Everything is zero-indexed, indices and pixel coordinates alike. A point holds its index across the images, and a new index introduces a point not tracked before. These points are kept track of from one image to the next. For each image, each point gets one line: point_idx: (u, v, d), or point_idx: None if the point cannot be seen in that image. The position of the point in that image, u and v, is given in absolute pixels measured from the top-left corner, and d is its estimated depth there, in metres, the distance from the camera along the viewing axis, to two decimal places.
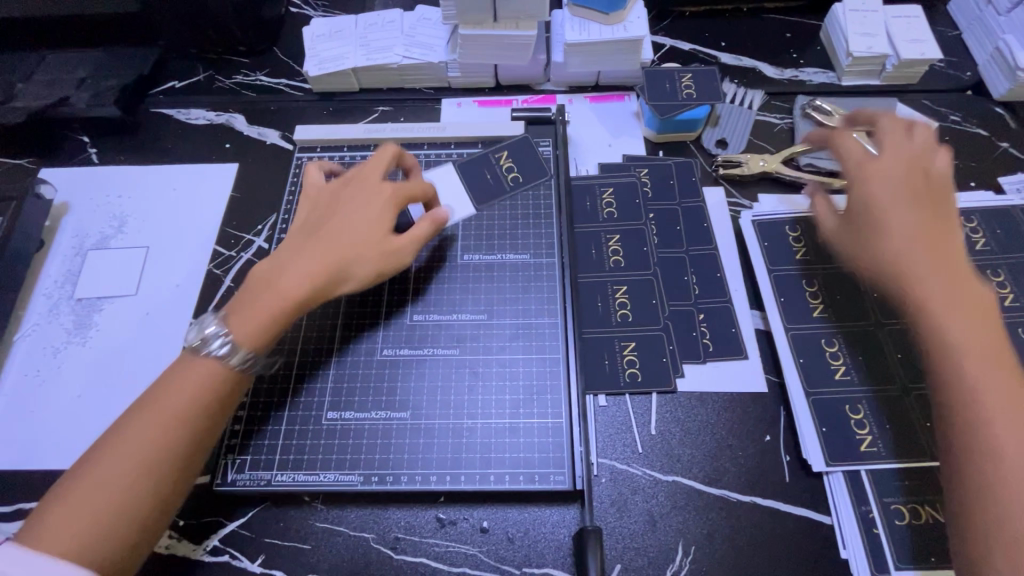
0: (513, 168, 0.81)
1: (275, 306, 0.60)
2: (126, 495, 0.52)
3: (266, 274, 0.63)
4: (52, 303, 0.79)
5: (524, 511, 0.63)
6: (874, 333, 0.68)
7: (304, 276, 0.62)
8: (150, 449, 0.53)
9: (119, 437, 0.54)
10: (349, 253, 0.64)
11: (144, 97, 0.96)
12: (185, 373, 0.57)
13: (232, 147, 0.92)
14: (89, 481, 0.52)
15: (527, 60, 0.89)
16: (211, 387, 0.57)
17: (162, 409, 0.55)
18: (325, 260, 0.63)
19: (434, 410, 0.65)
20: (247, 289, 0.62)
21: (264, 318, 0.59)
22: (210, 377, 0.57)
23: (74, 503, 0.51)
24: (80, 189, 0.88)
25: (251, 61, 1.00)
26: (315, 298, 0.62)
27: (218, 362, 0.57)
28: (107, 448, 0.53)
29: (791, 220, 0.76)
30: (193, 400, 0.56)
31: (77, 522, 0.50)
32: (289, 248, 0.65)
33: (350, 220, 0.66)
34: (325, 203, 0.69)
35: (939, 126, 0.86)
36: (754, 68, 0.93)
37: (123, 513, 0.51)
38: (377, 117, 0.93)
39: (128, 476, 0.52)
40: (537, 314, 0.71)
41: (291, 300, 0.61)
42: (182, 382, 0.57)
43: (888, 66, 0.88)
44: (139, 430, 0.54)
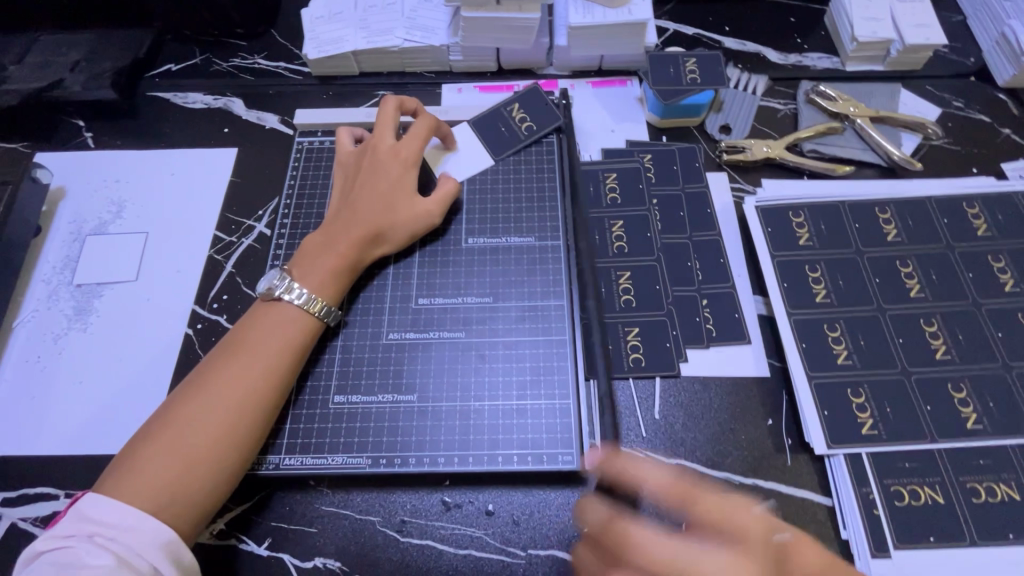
0: (527, 118, 0.83)
1: (335, 260, 0.67)
2: (209, 451, 0.56)
3: (322, 236, 0.69)
4: (51, 289, 0.79)
5: (528, 495, 0.63)
6: (877, 318, 0.69)
7: (357, 233, 0.69)
8: (230, 409, 0.58)
9: (197, 396, 0.58)
10: (391, 213, 0.71)
11: (139, 81, 0.95)
12: (258, 338, 0.62)
13: (230, 131, 0.90)
14: (172, 435, 0.56)
15: (529, 44, 0.88)
16: (285, 351, 0.62)
17: (240, 370, 0.60)
18: (370, 219, 0.69)
19: (441, 393, 0.66)
20: (304, 248, 0.69)
21: (327, 273, 0.67)
22: (283, 343, 0.62)
23: (160, 454, 0.55)
24: (77, 174, 0.87)
25: (248, 43, 0.99)
26: (362, 254, 0.69)
27: (295, 324, 0.64)
28: (186, 406, 0.57)
29: (794, 206, 0.76)
30: (269, 363, 0.61)
31: (162, 472, 0.54)
32: (335, 212, 0.71)
33: (389, 181, 0.72)
34: (358, 164, 0.74)
35: (942, 112, 0.86)
36: (758, 53, 0.93)
37: (206, 468, 0.56)
38: (377, 101, 0.92)
39: (212, 432, 0.57)
40: (543, 297, 0.71)
41: (346, 258, 0.68)
42: (263, 329, 0.63)
43: (893, 51, 0.88)
44: (219, 390, 0.58)
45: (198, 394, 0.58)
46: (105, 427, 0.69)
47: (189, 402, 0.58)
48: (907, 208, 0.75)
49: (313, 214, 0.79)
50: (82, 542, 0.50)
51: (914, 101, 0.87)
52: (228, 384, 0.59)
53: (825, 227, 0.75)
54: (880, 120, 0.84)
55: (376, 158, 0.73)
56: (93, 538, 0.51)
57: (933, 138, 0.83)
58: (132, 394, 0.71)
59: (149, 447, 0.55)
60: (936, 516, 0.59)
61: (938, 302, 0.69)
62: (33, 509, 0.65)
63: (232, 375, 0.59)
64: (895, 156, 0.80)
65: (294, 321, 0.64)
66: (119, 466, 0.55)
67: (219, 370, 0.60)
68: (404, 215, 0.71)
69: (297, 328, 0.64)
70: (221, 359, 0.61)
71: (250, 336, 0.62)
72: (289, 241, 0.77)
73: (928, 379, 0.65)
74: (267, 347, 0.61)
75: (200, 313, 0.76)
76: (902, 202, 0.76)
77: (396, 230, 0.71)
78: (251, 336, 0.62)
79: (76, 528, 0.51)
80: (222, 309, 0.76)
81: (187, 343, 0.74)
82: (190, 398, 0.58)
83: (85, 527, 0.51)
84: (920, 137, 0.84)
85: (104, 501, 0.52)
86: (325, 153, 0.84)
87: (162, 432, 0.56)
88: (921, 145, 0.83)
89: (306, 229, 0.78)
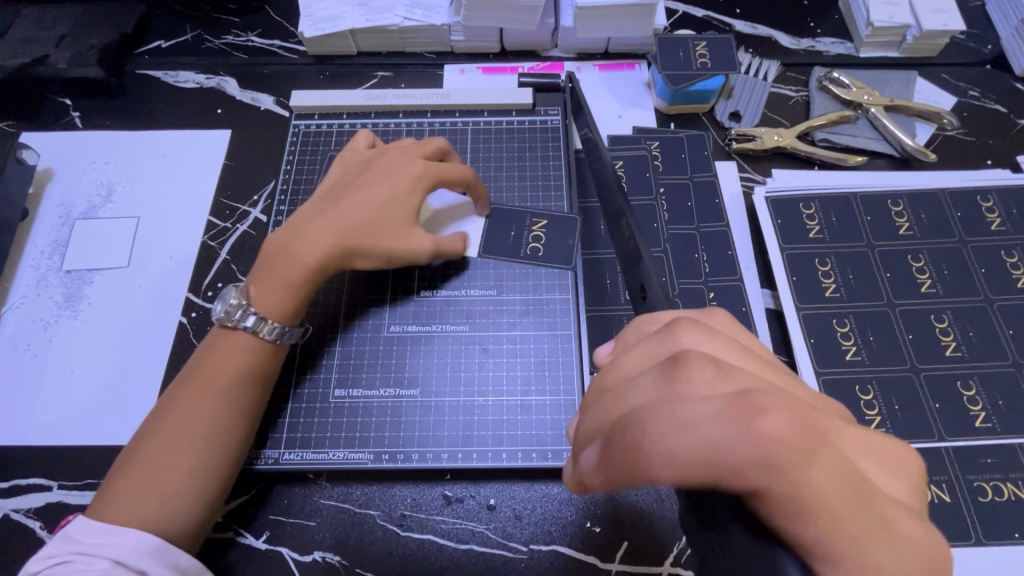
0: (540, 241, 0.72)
1: (292, 273, 0.61)
2: (184, 475, 0.53)
3: (285, 242, 0.63)
4: (39, 275, 0.76)
5: (530, 489, 0.63)
6: (887, 314, 0.67)
7: (322, 252, 0.61)
8: (196, 435, 0.54)
9: (164, 424, 0.55)
10: (362, 237, 0.63)
11: (128, 58, 0.91)
12: (219, 363, 0.58)
13: (223, 112, 0.87)
14: (143, 466, 0.53)
15: (534, 24, 0.84)
16: (247, 374, 0.58)
17: (202, 395, 0.56)
18: (339, 238, 0.62)
19: (444, 387, 0.64)
20: (266, 255, 0.63)
21: (285, 293, 0.60)
22: (242, 366, 0.58)
23: (133, 484, 0.52)
24: (64, 155, 0.84)
25: (241, 20, 0.95)
26: (325, 272, 0.62)
27: (250, 350, 0.59)
28: (154, 436, 0.54)
29: (805, 198, 0.74)
30: (233, 385, 0.57)
31: (139, 500, 0.51)
32: (302, 220, 0.64)
33: (370, 188, 0.65)
34: (362, 167, 0.68)
35: (957, 101, 0.84)
36: (770, 37, 0.90)
37: (184, 492, 0.53)
38: (376, 83, 0.88)
39: (172, 461, 0.53)
40: (548, 289, 0.69)
41: (304, 279, 0.61)
42: (217, 355, 0.58)
43: (909, 36, 0.85)
44: (182, 417, 0.55)
45: (165, 423, 0.55)
46: (98, 418, 0.68)
47: (156, 432, 0.54)
48: (920, 201, 0.74)
49: (309, 200, 0.77)
50: (72, 560, 0.48)
51: (929, 90, 0.85)
52: (185, 412, 0.55)
53: (837, 220, 0.73)
54: (894, 109, 0.82)
55: (368, 177, 0.66)
56: (83, 555, 0.48)
57: (948, 128, 0.81)
58: (125, 385, 0.70)
59: (123, 476, 0.53)
60: (942, 515, 0.58)
61: (949, 299, 0.68)
62: (25, 500, 0.64)
63: (195, 399, 0.56)
64: (909, 146, 0.78)
65: (250, 347, 0.59)
66: (98, 494, 0.53)
67: (183, 396, 0.56)
68: (376, 241, 0.63)
69: (257, 351, 0.59)
70: (185, 385, 0.57)
71: (208, 361, 0.58)
72: None
73: (938, 376, 0.64)
74: (227, 371, 0.57)
75: (194, 302, 0.74)
76: (915, 195, 0.74)
77: (364, 256, 0.63)
78: (210, 359, 0.58)
79: (65, 547, 0.49)
80: (217, 297, 0.74)
81: (181, 332, 0.73)
82: (157, 428, 0.55)
83: (73, 546, 0.49)
84: (934, 128, 0.81)
85: (90, 526, 0.50)
86: (322, 137, 0.81)
87: (133, 461, 0.53)
88: (935, 135, 0.81)
89: None
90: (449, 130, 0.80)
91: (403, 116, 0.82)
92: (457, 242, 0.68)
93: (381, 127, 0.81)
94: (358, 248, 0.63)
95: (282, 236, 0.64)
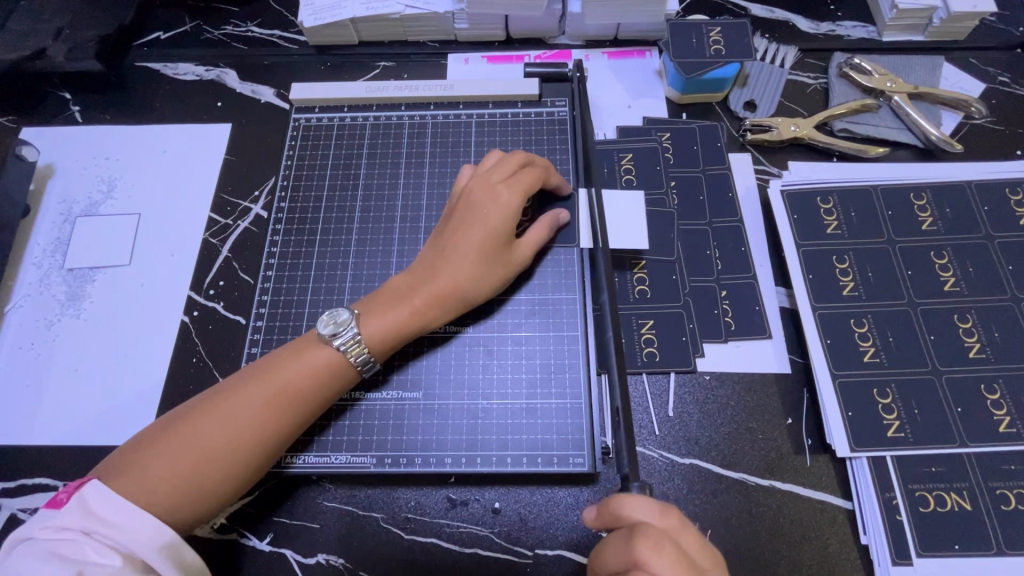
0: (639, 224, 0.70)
1: (408, 325, 0.61)
2: (209, 474, 0.53)
3: (406, 280, 0.63)
4: (42, 273, 0.76)
5: (536, 492, 0.61)
6: (907, 314, 0.65)
7: (433, 290, 0.61)
8: (238, 441, 0.54)
9: (210, 417, 0.54)
10: (476, 263, 0.62)
11: (126, 50, 0.90)
12: (293, 371, 0.57)
13: (223, 106, 0.86)
14: (176, 447, 0.53)
15: (541, 11, 0.81)
16: (314, 395, 0.58)
17: (257, 401, 0.55)
18: (434, 288, 0.62)
19: (448, 390, 0.63)
20: (382, 291, 0.63)
21: (392, 327, 0.60)
22: (315, 384, 0.58)
23: (162, 466, 0.52)
24: (64, 150, 0.83)
25: (240, 9, 0.92)
26: (423, 327, 0.62)
27: (329, 367, 0.58)
28: (196, 423, 0.54)
29: (822, 191, 0.72)
30: (292, 401, 0.56)
31: (162, 485, 0.51)
32: (425, 257, 0.64)
33: (465, 227, 0.63)
34: (451, 205, 0.66)
35: (986, 88, 0.80)
36: (788, 21, 0.86)
37: (203, 489, 0.53)
38: (378, 74, 0.86)
39: (212, 454, 0.53)
40: (554, 289, 0.67)
41: (422, 315, 0.61)
42: (297, 361, 0.58)
43: (935, 19, 0.81)
44: (232, 417, 0.54)
45: (212, 413, 0.54)
46: (102, 419, 0.67)
47: (198, 419, 0.54)
48: (945, 194, 0.71)
49: (311, 196, 0.75)
50: (79, 539, 0.47)
51: (956, 76, 0.81)
52: (244, 411, 0.55)
53: (855, 215, 0.70)
54: (918, 96, 0.78)
55: (468, 204, 0.64)
56: (91, 535, 0.48)
57: (976, 116, 0.77)
58: (128, 385, 0.69)
59: (153, 453, 0.53)
60: (962, 524, 0.56)
61: (973, 298, 0.65)
62: (31, 499, 0.64)
63: (248, 405, 0.55)
64: (933, 136, 0.75)
65: (327, 366, 0.58)
66: (123, 460, 0.53)
67: (239, 394, 0.56)
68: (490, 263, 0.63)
69: (333, 369, 0.58)
70: (246, 381, 0.57)
71: (284, 367, 0.57)
72: (286, 225, 0.74)
73: (960, 379, 0.62)
74: (298, 384, 0.57)
75: (196, 300, 0.73)
76: (940, 188, 0.71)
77: (475, 291, 0.63)
78: (286, 368, 0.57)
79: (76, 520, 0.48)
80: (219, 295, 0.73)
81: (183, 331, 0.72)
82: (202, 417, 0.54)
83: (85, 520, 0.48)
84: (961, 116, 0.78)
85: (106, 499, 0.50)
86: (324, 131, 0.79)
87: (167, 440, 0.53)
88: (962, 124, 0.77)
89: (304, 212, 0.74)
90: (452, 123, 0.78)
91: (405, 108, 0.79)
92: (542, 236, 0.66)
93: (383, 119, 0.79)
94: (473, 275, 0.62)
95: (403, 273, 0.64)
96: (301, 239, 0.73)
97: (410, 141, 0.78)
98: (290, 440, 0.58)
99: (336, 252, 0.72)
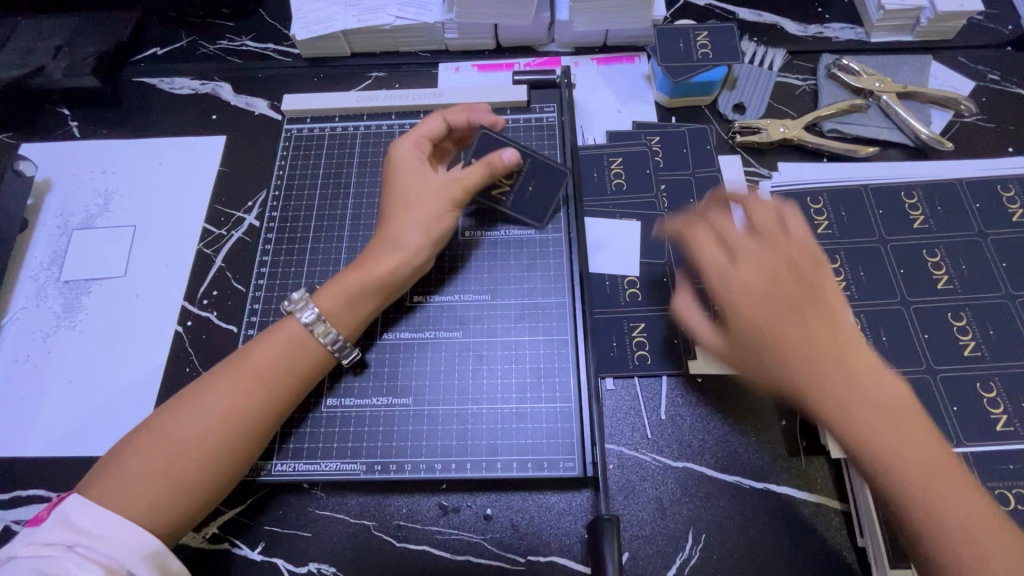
0: (621, 174, 0.75)
1: (354, 282, 0.62)
2: (191, 470, 0.53)
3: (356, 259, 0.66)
4: (39, 286, 0.77)
5: (527, 498, 0.61)
6: (900, 312, 0.64)
7: (376, 250, 0.63)
8: (213, 431, 0.54)
9: (188, 414, 0.55)
10: (420, 224, 0.64)
11: (123, 66, 0.91)
12: (261, 356, 0.58)
13: (218, 118, 0.87)
14: (152, 446, 0.53)
15: (529, 19, 0.82)
16: (285, 378, 0.58)
17: (229, 388, 0.56)
18: (378, 249, 0.63)
19: (437, 396, 0.63)
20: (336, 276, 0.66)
21: (338, 288, 0.62)
22: (284, 367, 0.58)
23: (140, 467, 0.52)
24: (63, 165, 0.84)
25: (235, 24, 0.94)
26: (373, 282, 0.62)
27: (296, 347, 0.59)
28: (175, 421, 0.54)
29: (812, 192, 0.72)
30: (268, 390, 0.57)
31: (142, 486, 0.51)
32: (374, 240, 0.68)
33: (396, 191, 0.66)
34: None
35: (975, 86, 0.80)
36: (775, 24, 0.86)
37: (184, 487, 0.53)
38: (370, 84, 0.87)
39: (188, 448, 0.53)
40: (543, 293, 0.68)
41: (369, 269, 0.62)
42: (266, 346, 0.59)
43: (922, 19, 0.81)
44: (204, 408, 0.55)
45: (185, 407, 0.55)
46: (96, 429, 0.68)
47: (173, 415, 0.55)
48: (935, 193, 0.71)
49: (302, 206, 0.76)
50: (62, 553, 0.47)
51: (945, 75, 0.81)
52: (216, 400, 0.55)
53: (846, 214, 0.70)
54: (907, 96, 0.78)
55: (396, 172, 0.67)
56: (75, 549, 0.48)
57: (966, 114, 0.77)
58: (123, 395, 0.69)
59: (131, 455, 0.53)
60: None
61: (967, 295, 0.65)
62: (26, 511, 0.64)
63: (225, 397, 0.56)
64: (924, 135, 0.74)
65: (294, 347, 0.59)
66: (103, 468, 0.53)
67: (210, 386, 0.56)
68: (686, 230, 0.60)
69: (305, 352, 0.60)
70: (221, 374, 0.57)
71: (254, 354, 0.59)
72: (278, 234, 0.74)
73: (955, 378, 0.61)
74: (273, 372, 0.58)
75: (189, 309, 0.74)
76: (930, 187, 0.71)
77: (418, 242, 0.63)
78: (254, 354, 0.59)
79: (60, 535, 0.49)
80: (212, 305, 0.74)
81: (177, 341, 0.72)
82: (176, 414, 0.55)
83: (69, 535, 0.49)
84: (951, 114, 0.77)
85: (86, 509, 0.50)
86: (315, 141, 0.80)
87: (143, 442, 0.54)
88: (952, 122, 0.77)
89: (296, 221, 0.75)
90: None
91: (396, 117, 0.80)
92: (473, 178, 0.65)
93: (374, 129, 0.80)
94: (419, 236, 0.63)
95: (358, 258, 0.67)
96: (293, 247, 0.73)
97: None
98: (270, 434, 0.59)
99: (327, 260, 0.72)
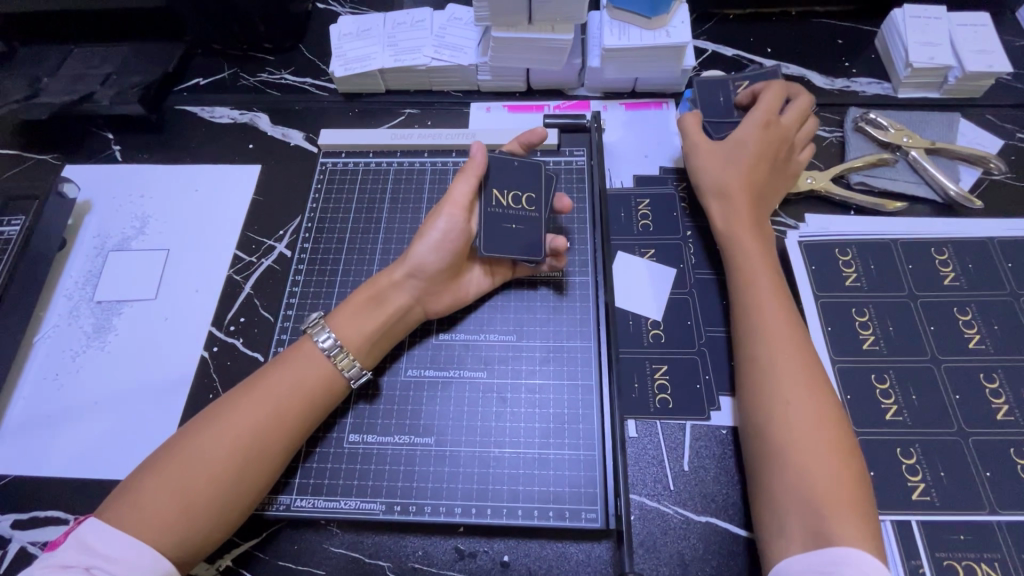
0: (648, 216, 0.76)
1: (359, 296, 0.64)
2: (205, 493, 0.53)
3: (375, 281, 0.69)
4: (72, 305, 0.78)
5: (546, 547, 0.59)
6: (930, 370, 0.63)
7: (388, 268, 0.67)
8: (228, 452, 0.55)
9: (207, 434, 0.55)
10: (428, 234, 0.65)
11: (168, 94, 0.95)
12: (275, 377, 0.59)
13: (255, 148, 0.89)
14: (168, 467, 0.53)
15: (561, 65, 0.84)
16: (297, 398, 0.58)
17: (245, 406, 0.57)
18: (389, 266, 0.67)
19: (459, 437, 0.63)
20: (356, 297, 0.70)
21: (346, 301, 0.65)
22: (296, 385, 0.59)
23: (155, 489, 0.52)
24: (104, 188, 0.87)
25: (276, 58, 0.97)
26: (373, 297, 0.64)
27: (306, 365, 0.60)
28: (193, 444, 0.54)
29: (841, 243, 0.72)
30: (285, 411, 0.58)
31: (157, 509, 0.51)
32: None
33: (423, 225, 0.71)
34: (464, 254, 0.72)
35: (1004, 145, 0.80)
36: (802, 77, 0.88)
37: (198, 511, 0.52)
38: (402, 120, 0.90)
39: (203, 471, 0.53)
40: (569, 336, 0.68)
41: (374, 286, 0.65)
42: (281, 365, 0.60)
43: (950, 78, 0.82)
44: (220, 427, 0.55)
45: (202, 427, 0.56)
46: (117, 451, 0.68)
47: (190, 436, 0.55)
48: (965, 251, 0.70)
49: (333, 238, 0.78)
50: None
51: (973, 133, 0.81)
52: (232, 418, 0.56)
53: (875, 268, 0.70)
54: (936, 152, 0.78)
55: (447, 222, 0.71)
56: (91, 571, 0.48)
57: (995, 172, 0.77)
58: (147, 417, 0.70)
59: (148, 479, 0.53)
60: None
61: (999, 356, 0.64)
62: (44, 533, 0.64)
63: (244, 417, 0.56)
64: (952, 192, 0.74)
65: (307, 366, 0.60)
66: (119, 493, 0.53)
67: (227, 404, 0.57)
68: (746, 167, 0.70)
69: (317, 373, 0.60)
70: (237, 397, 0.58)
71: (270, 374, 0.59)
72: (308, 265, 0.77)
73: (987, 441, 0.60)
74: (289, 393, 0.58)
75: (216, 336, 0.75)
76: (960, 245, 0.71)
77: (418, 259, 0.65)
78: (269, 374, 0.59)
79: (76, 557, 0.49)
80: (238, 332, 0.75)
81: (202, 366, 0.73)
82: (193, 435, 0.55)
83: (86, 557, 0.49)
84: (980, 172, 0.78)
85: (103, 532, 0.50)
86: (349, 175, 0.82)
87: (160, 464, 0.54)
88: (981, 180, 0.77)
89: (326, 253, 0.77)
90: None
91: (427, 154, 0.83)
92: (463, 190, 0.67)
93: (406, 165, 0.82)
94: (418, 257, 0.65)
95: None
96: (322, 278, 0.75)
97: (432, 185, 0.80)
98: (286, 460, 0.59)
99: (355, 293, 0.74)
